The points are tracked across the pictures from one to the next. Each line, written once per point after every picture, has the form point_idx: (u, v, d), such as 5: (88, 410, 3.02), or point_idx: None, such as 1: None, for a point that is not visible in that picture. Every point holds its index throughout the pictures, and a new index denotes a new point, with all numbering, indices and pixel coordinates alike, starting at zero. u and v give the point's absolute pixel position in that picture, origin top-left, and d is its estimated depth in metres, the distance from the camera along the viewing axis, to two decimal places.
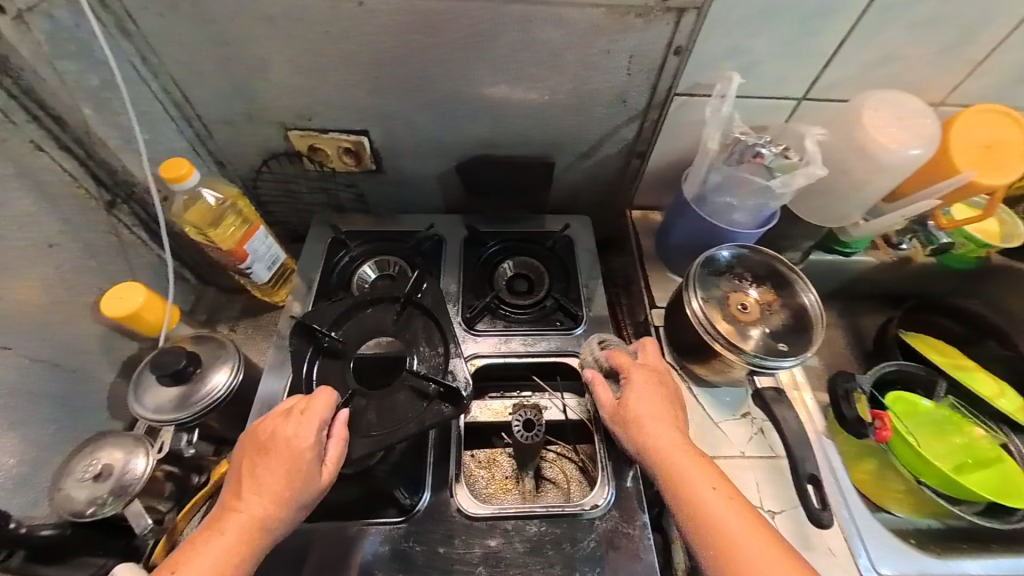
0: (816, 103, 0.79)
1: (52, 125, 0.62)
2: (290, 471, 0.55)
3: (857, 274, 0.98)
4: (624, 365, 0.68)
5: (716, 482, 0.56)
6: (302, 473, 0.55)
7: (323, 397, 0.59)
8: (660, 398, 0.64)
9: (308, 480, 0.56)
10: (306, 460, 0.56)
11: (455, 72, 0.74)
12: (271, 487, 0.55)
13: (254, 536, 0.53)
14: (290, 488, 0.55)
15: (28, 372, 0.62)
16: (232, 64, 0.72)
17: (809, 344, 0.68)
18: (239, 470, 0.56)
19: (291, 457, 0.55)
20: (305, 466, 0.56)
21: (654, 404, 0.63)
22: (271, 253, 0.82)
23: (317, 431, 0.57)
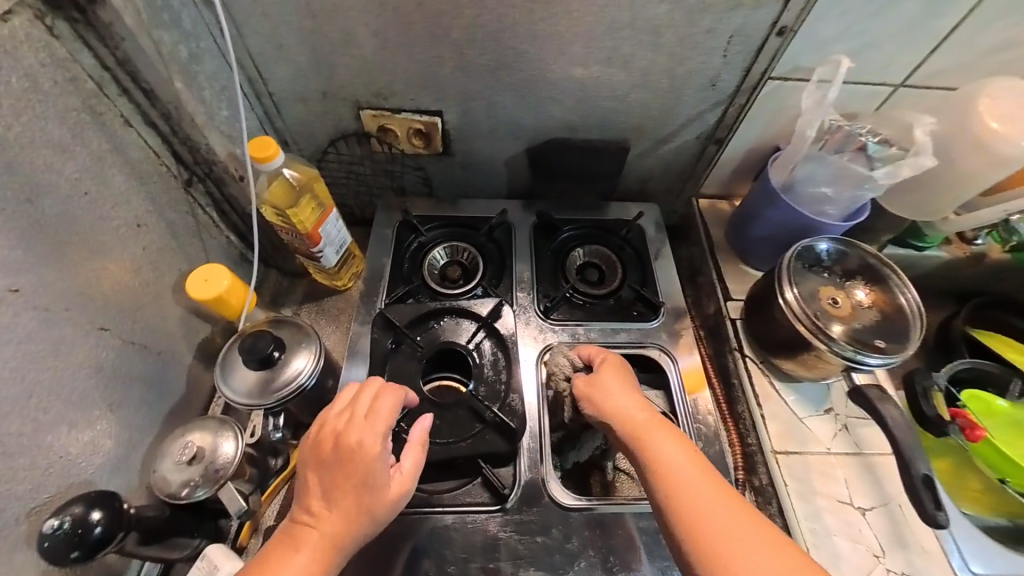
0: (916, 91, 0.75)
1: (141, 99, 0.60)
2: (362, 483, 0.53)
3: (927, 269, 0.96)
4: (596, 356, 0.67)
5: (695, 459, 0.54)
6: (376, 485, 0.54)
7: (389, 398, 0.59)
8: (629, 382, 0.63)
9: (384, 490, 0.54)
10: (379, 468, 0.54)
11: (547, 51, 0.71)
12: (346, 500, 0.53)
13: (332, 551, 0.52)
14: (365, 500, 0.53)
15: (123, 354, 0.61)
16: (315, 38, 0.69)
17: (907, 344, 0.66)
18: (305, 483, 0.55)
19: (360, 470, 0.53)
20: (379, 476, 0.54)
21: (621, 385, 0.62)
22: (340, 237, 0.81)
23: (382, 439, 0.56)
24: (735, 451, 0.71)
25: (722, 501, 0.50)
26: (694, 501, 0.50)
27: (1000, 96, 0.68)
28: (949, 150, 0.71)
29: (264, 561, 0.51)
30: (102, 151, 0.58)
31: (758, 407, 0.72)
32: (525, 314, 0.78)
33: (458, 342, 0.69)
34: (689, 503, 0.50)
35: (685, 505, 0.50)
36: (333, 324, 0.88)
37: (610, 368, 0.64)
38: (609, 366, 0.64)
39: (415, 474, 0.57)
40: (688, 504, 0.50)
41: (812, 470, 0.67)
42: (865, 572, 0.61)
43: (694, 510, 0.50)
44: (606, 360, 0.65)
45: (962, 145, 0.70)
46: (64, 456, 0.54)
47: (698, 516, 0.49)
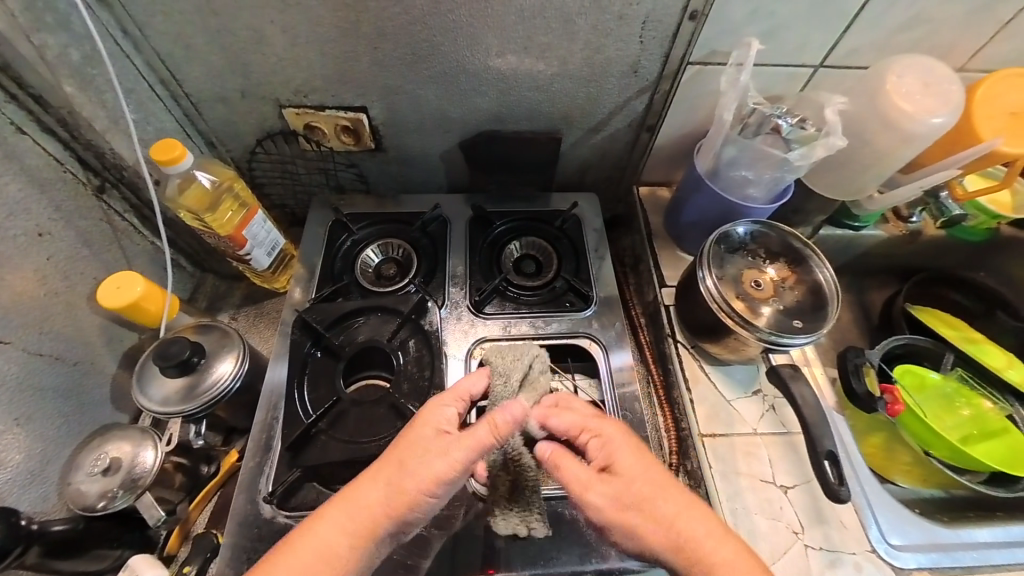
0: (834, 70, 0.75)
1: (33, 105, 0.58)
2: (408, 439, 0.52)
3: (865, 248, 0.97)
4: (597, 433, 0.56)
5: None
6: (422, 444, 0.51)
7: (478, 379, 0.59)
8: (647, 462, 0.54)
9: (431, 450, 0.50)
10: (426, 426, 0.52)
11: (463, 41, 0.70)
12: (390, 456, 0.51)
13: (370, 524, 0.48)
14: (407, 457, 0.50)
15: (31, 366, 0.60)
16: (223, 36, 0.67)
17: (823, 324, 0.67)
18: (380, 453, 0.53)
19: (414, 438, 0.52)
20: (424, 433, 0.52)
21: (617, 498, 0.52)
22: (270, 237, 0.80)
23: (449, 404, 0.55)
24: (668, 436, 0.73)
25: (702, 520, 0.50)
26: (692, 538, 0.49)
27: (908, 72, 0.68)
28: (863, 129, 0.71)
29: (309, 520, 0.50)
30: None
31: (688, 390, 0.73)
32: (458, 308, 0.78)
33: (381, 340, 0.68)
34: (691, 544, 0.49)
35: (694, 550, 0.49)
36: (272, 327, 0.87)
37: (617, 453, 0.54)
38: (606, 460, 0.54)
39: (480, 442, 0.50)
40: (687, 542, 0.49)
41: (737, 450, 0.68)
42: (785, 549, 0.62)
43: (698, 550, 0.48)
44: (614, 441, 0.55)
45: (875, 124, 0.70)
46: None
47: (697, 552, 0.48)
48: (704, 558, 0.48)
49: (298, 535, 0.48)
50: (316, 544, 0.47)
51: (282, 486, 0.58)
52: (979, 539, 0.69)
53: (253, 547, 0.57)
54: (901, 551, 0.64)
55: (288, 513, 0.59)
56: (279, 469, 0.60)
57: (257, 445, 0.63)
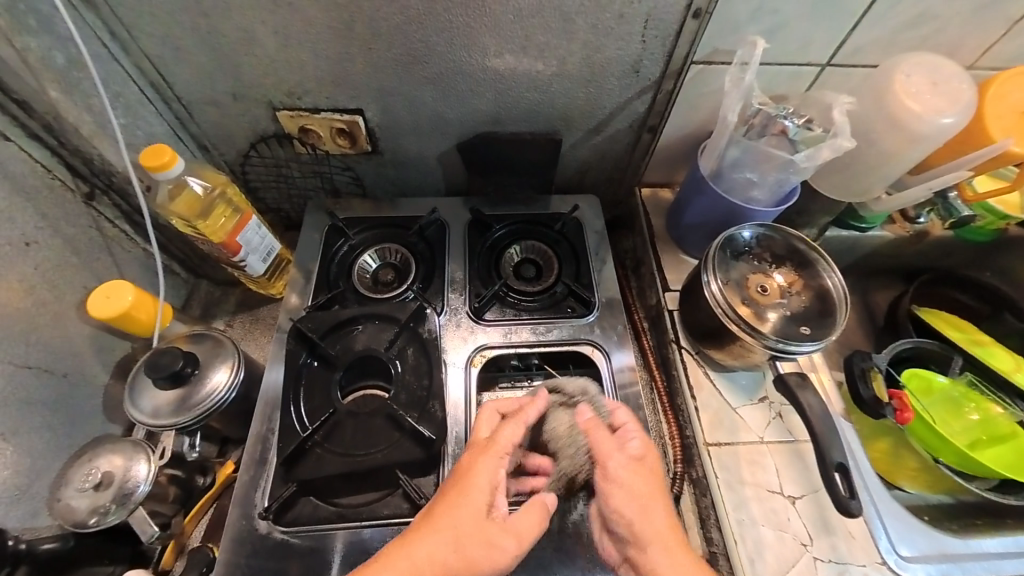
0: (840, 69, 0.73)
1: (17, 110, 0.57)
2: (461, 508, 0.51)
3: (870, 249, 0.95)
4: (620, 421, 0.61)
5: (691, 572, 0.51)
6: (479, 519, 0.51)
7: (513, 427, 0.57)
8: (639, 464, 0.57)
9: (488, 532, 0.50)
10: (484, 494, 0.52)
11: (458, 42, 0.69)
12: (446, 522, 0.50)
13: None
14: (462, 529, 0.50)
15: (17, 380, 0.58)
16: (213, 38, 0.66)
17: (830, 331, 0.65)
18: (434, 513, 0.51)
19: (478, 510, 0.51)
20: (481, 502, 0.51)
21: (620, 485, 0.55)
22: (265, 243, 0.78)
23: (498, 465, 0.54)
24: (672, 444, 0.72)
25: (672, 552, 0.52)
26: (656, 550, 0.52)
27: (916, 71, 0.66)
28: (870, 129, 0.70)
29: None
30: None
31: (692, 398, 0.71)
32: (456, 314, 0.77)
33: (378, 349, 0.66)
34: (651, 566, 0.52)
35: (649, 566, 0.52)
36: (267, 333, 0.86)
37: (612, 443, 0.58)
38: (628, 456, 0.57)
39: (527, 534, 0.53)
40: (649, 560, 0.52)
41: (741, 459, 0.66)
42: (793, 561, 0.60)
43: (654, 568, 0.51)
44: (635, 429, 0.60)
45: (882, 124, 0.68)
46: None
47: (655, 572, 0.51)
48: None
49: None
50: None
51: (277, 501, 0.57)
52: (989, 549, 0.67)
53: (247, 563, 0.56)
54: (909, 562, 0.63)
55: (283, 528, 0.58)
56: (274, 483, 0.59)
57: (251, 458, 0.62)
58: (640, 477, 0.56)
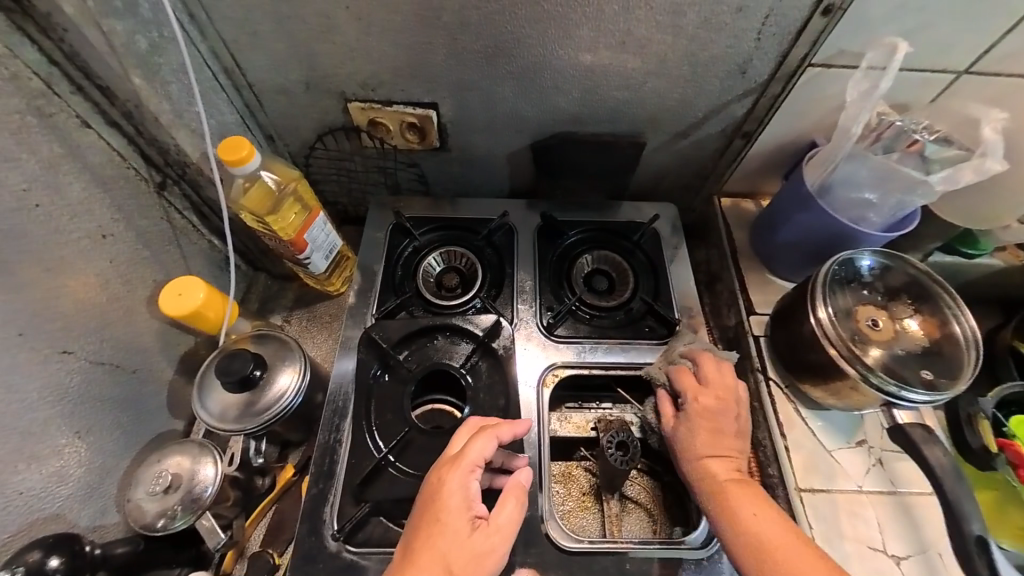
0: (981, 78, 0.64)
1: (99, 97, 0.55)
2: (444, 538, 0.46)
3: (973, 277, 0.87)
4: (688, 387, 0.62)
5: (789, 534, 0.50)
6: (461, 541, 0.47)
7: (484, 441, 0.52)
8: (725, 421, 0.59)
9: (472, 548, 0.47)
10: (460, 516, 0.48)
11: (551, 34, 0.63)
12: (428, 556, 0.46)
13: None
14: (450, 557, 0.46)
15: (91, 376, 0.57)
16: (292, 23, 0.62)
17: (958, 377, 0.58)
18: (411, 546, 0.47)
19: (449, 530, 0.47)
20: (458, 524, 0.47)
21: (698, 439, 0.58)
22: (329, 241, 0.75)
23: (470, 478, 0.50)
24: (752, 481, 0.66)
25: (751, 498, 0.53)
26: (736, 497, 0.53)
27: None
28: None
29: None
30: (55, 157, 0.52)
31: (781, 436, 0.66)
32: (527, 327, 0.72)
33: (451, 364, 0.63)
34: (736, 511, 0.52)
35: (733, 513, 0.52)
36: (324, 332, 0.83)
37: (700, 410, 0.59)
38: (717, 414, 0.59)
39: (512, 525, 0.50)
40: (730, 508, 0.53)
41: (839, 509, 0.61)
42: None
43: (740, 517, 0.52)
44: (724, 396, 0.60)
45: None
46: (27, 490, 0.50)
47: (737, 518, 0.52)
48: (744, 531, 0.51)
49: None
50: None
51: (350, 522, 0.55)
52: None
53: None
54: None
55: (354, 549, 0.55)
56: (345, 502, 0.56)
57: (319, 471, 0.59)
58: (723, 432, 0.59)
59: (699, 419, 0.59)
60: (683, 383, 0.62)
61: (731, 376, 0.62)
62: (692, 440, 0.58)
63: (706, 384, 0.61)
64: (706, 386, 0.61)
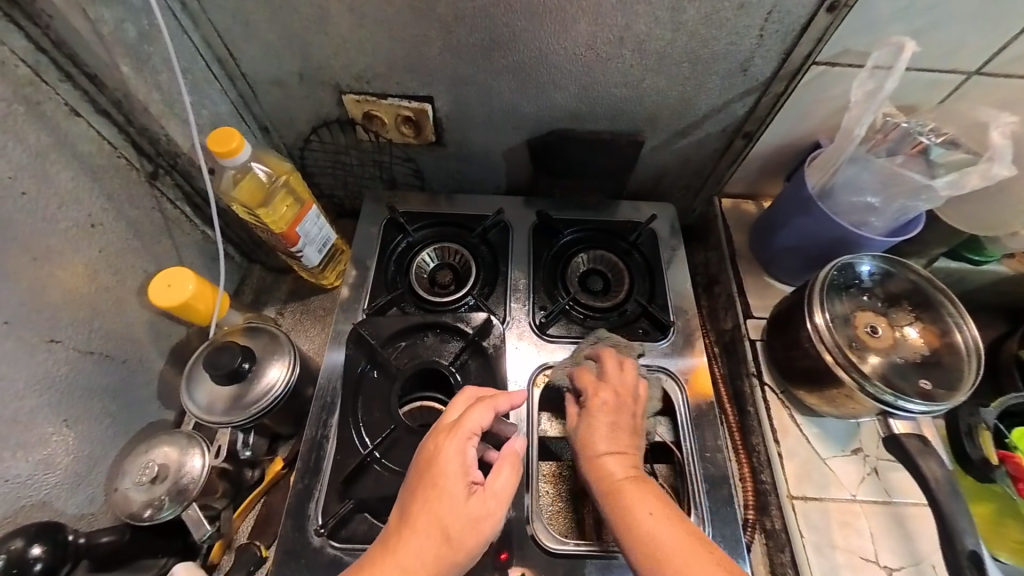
0: (992, 79, 0.62)
1: (88, 85, 0.54)
2: (441, 504, 0.45)
3: (981, 284, 0.84)
4: (589, 384, 0.60)
5: (682, 533, 0.47)
6: (458, 507, 0.46)
7: (481, 409, 0.51)
8: (624, 420, 0.57)
9: (469, 513, 0.46)
10: (458, 483, 0.47)
11: (548, 28, 0.62)
12: (424, 520, 0.45)
13: None
14: (447, 522, 0.45)
15: (80, 366, 0.57)
16: (285, 13, 0.61)
17: (957, 387, 0.57)
18: (407, 511, 0.46)
19: (444, 495, 0.46)
20: (455, 490, 0.46)
21: (601, 437, 0.55)
22: (322, 234, 0.74)
23: (466, 445, 0.48)
24: (745, 487, 0.65)
25: (647, 498, 0.50)
26: (632, 497, 0.50)
27: None
28: None
29: None
30: (44, 146, 0.52)
31: (775, 442, 0.65)
32: (519, 325, 0.72)
33: (440, 362, 0.63)
34: (629, 511, 0.49)
35: (628, 514, 0.49)
36: (318, 326, 0.83)
37: (600, 408, 0.57)
38: (617, 410, 0.57)
39: (508, 493, 0.49)
40: (626, 508, 0.49)
41: (833, 519, 0.60)
42: None
43: (634, 518, 0.48)
44: (621, 391, 0.58)
45: None
46: (13, 478, 0.50)
47: (632, 519, 0.49)
48: (637, 532, 0.48)
49: None
50: None
51: (334, 518, 0.54)
52: None
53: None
54: None
55: (338, 545, 0.55)
56: (330, 498, 0.56)
57: (305, 466, 0.59)
58: (624, 430, 0.56)
59: (599, 416, 0.56)
60: (583, 382, 0.60)
61: (631, 374, 0.60)
62: (592, 437, 0.55)
63: (605, 379, 0.60)
64: (605, 382, 0.59)
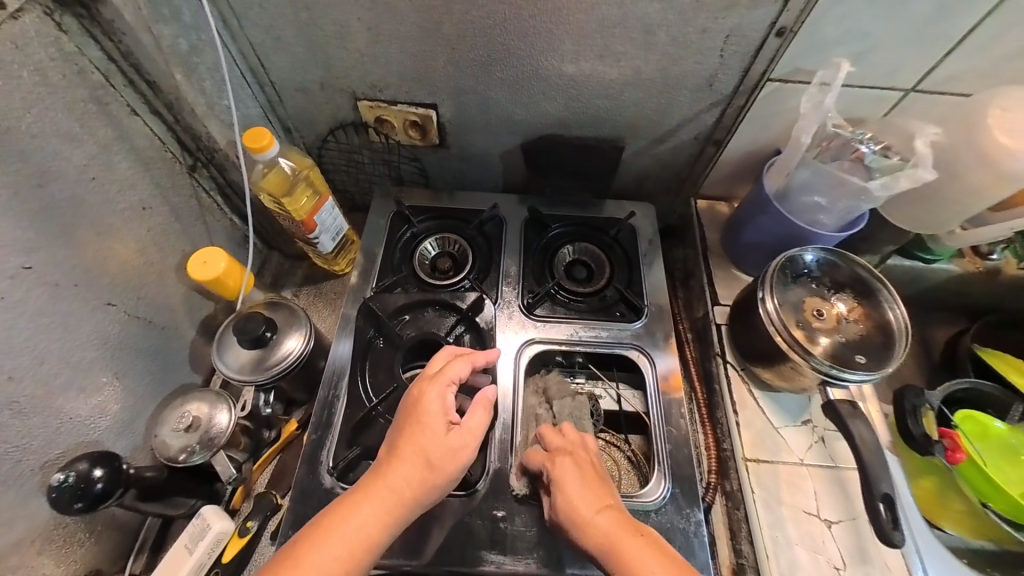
0: (927, 96, 0.71)
1: (145, 89, 0.64)
2: (423, 436, 0.55)
3: (936, 283, 0.92)
4: (544, 463, 0.62)
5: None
6: (439, 438, 0.56)
7: (458, 361, 0.61)
8: (598, 476, 0.60)
9: (448, 443, 0.56)
10: (437, 419, 0.57)
11: (539, 46, 0.71)
12: (410, 448, 0.55)
13: (399, 504, 0.52)
14: (429, 449, 0.55)
15: (128, 328, 0.66)
16: (313, 30, 0.71)
17: (889, 361, 0.65)
18: (395, 442, 0.56)
19: (426, 429, 0.56)
20: (435, 424, 0.56)
21: (585, 499, 0.57)
22: (336, 224, 0.84)
23: (446, 390, 0.59)
24: (708, 454, 0.72)
25: (644, 550, 0.52)
26: (634, 554, 0.51)
27: (1011, 105, 0.64)
28: (953, 162, 0.68)
29: (331, 513, 0.51)
30: (109, 139, 0.62)
31: (734, 414, 0.73)
32: (509, 307, 0.80)
33: (438, 334, 0.72)
34: (638, 568, 0.50)
35: (637, 574, 0.50)
36: (329, 308, 0.92)
37: (566, 476, 0.59)
38: (582, 472, 0.59)
39: (481, 430, 0.58)
40: (632, 563, 0.51)
41: (782, 479, 0.67)
42: None
43: (644, 574, 0.50)
44: (576, 454, 0.62)
45: (968, 159, 0.67)
46: (74, 418, 0.59)
47: None
48: None
49: (328, 529, 0.50)
50: (354, 531, 0.50)
51: (342, 462, 0.63)
52: None
53: (310, 514, 0.62)
54: None
55: (346, 486, 0.63)
56: (339, 446, 0.65)
57: (317, 421, 0.67)
58: (598, 481, 0.59)
59: (568, 487, 0.58)
60: (539, 462, 0.63)
61: (574, 434, 0.65)
62: (573, 509, 0.56)
63: (557, 448, 0.63)
64: (558, 452, 0.62)
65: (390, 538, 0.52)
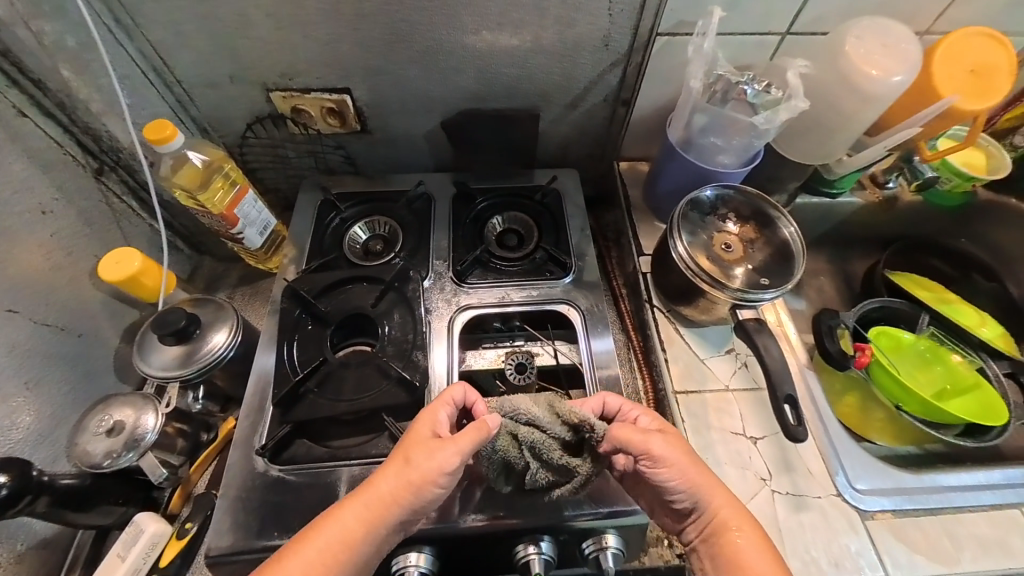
0: (801, 38, 0.77)
1: (32, 89, 0.63)
2: (412, 436, 0.56)
3: (846, 216, 0.97)
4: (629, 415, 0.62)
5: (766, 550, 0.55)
6: (423, 445, 0.55)
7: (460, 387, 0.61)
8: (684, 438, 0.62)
9: (432, 449, 0.54)
10: (425, 426, 0.57)
11: (438, 20, 0.73)
12: (397, 453, 0.55)
13: (381, 508, 0.52)
14: (411, 452, 0.54)
15: (37, 334, 0.64)
16: (209, 20, 0.71)
17: (789, 278, 0.71)
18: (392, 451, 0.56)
19: (416, 440, 0.55)
20: (422, 433, 0.56)
21: (687, 457, 0.58)
22: (262, 217, 0.82)
23: (442, 407, 0.59)
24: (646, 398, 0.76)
25: (742, 519, 0.56)
26: (735, 524, 0.56)
27: (868, 36, 0.70)
28: (825, 92, 0.74)
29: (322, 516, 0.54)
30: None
31: (663, 351, 0.76)
32: (440, 279, 0.81)
33: (366, 306, 0.72)
34: (730, 537, 0.55)
35: (726, 537, 0.55)
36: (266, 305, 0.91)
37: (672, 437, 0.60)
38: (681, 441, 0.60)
39: (467, 440, 0.53)
40: (728, 527, 0.56)
41: (709, 406, 0.71)
42: (751, 494, 0.65)
43: (732, 541, 0.55)
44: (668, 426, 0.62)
45: (836, 86, 0.72)
46: None
47: (734, 549, 0.55)
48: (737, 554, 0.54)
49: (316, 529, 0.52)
50: (332, 535, 0.51)
51: (273, 440, 0.63)
52: (946, 482, 0.69)
53: (247, 496, 0.61)
54: (866, 495, 0.66)
55: (280, 466, 0.63)
56: (272, 425, 0.65)
57: (250, 406, 0.68)
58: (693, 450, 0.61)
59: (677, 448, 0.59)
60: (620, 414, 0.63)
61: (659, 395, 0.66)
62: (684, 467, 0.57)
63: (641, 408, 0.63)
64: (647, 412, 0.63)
65: (367, 546, 0.52)
